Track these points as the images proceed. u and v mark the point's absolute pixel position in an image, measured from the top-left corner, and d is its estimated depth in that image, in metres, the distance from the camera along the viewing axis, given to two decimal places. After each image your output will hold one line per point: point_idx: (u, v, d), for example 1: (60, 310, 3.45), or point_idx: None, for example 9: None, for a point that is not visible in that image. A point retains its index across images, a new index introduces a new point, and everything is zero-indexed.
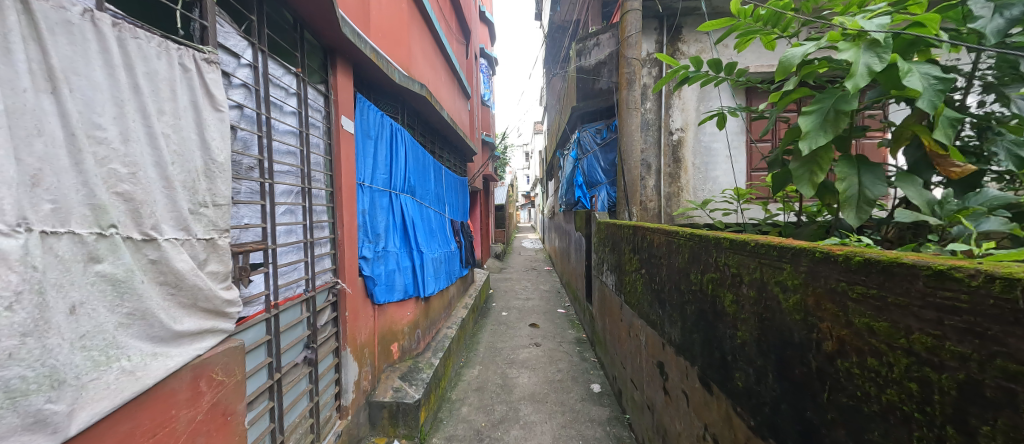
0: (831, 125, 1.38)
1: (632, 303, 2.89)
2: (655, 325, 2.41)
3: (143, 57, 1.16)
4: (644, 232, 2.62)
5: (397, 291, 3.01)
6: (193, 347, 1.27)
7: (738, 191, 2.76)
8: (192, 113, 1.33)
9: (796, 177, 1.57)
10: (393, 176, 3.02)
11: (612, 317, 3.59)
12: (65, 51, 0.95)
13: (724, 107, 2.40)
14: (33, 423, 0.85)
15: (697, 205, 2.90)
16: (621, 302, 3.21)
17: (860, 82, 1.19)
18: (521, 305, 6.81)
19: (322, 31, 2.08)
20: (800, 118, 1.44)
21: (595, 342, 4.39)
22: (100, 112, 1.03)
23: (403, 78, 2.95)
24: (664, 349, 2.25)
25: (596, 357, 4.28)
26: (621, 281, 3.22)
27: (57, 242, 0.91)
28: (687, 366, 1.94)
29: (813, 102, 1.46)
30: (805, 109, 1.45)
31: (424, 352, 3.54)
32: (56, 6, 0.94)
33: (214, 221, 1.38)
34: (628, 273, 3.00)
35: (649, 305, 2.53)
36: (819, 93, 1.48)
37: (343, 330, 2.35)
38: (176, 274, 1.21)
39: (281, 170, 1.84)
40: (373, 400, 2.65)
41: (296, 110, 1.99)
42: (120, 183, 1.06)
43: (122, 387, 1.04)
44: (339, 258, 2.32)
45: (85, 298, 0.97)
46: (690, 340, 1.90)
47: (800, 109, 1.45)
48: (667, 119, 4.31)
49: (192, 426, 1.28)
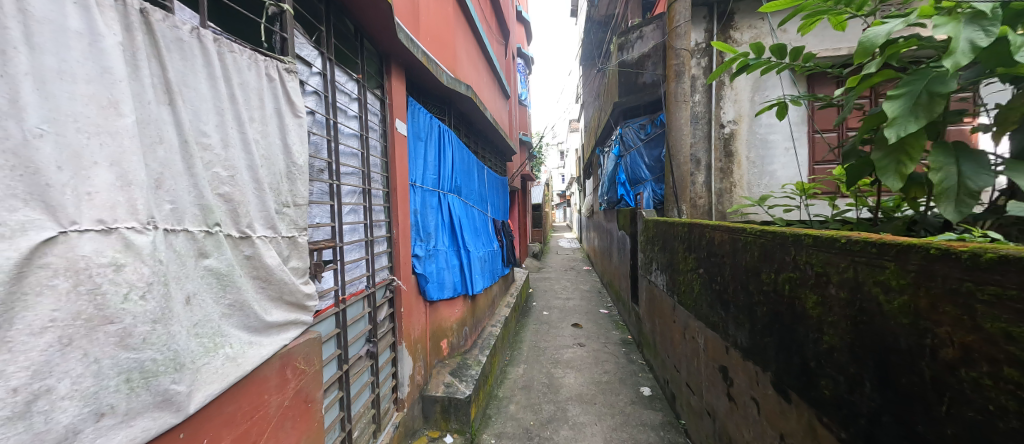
0: (923, 110, 1.21)
1: (688, 305, 2.77)
2: (715, 328, 2.31)
3: (237, 69, 1.26)
4: (702, 230, 2.51)
5: (448, 289, 3.09)
6: (281, 337, 1.37)
7: (800, 185, 2.56)
8: (276, 120, 1.42)
9: (879, 168, 1.42)
10: (442, 177, 3.09)
11: (662, 318, 3.48)
12: (178, 66, 1.06)
13: (785, 96, 2.24)
14: (162, 402, 0.94)
15: (753, 201, 2.72)
16: (674, 303, 3.09)
17: (961, 60, 1.05)
18: (561, 304, 6.77)
19: (380, 38, 2.17)
20: (884, 104, 1.30)
21: (642, 343, 4.26)
22: (205, 121, 1.13)
23: (450, 79, 3.02)
24: (728, 353, 2.14)
25: (644, 359, 4.15)
26: (673, 281, 3.12)
27: (176, 239, 1.01)
28: (756, 372, 1.83)
29: (899, 85, 1.30)
30: (890, 94, 1.30)
31: (471, 349, 3.61)
32: (171, 26, 1.04)
33: (295, 220, 1.48)
34: (682, 273, 2.90)
35: (708, 306, 2.42)
36: (906, 75, 1.32)
37: (399, 325, 2.43)
38: (266, 270, 1.31)
39: (346, 171, 1.95)
40: (426, 395, 2.73)
41: (357, 115, 2.08)
42: (221, 185, 1.17)
43: (226, 372, 1.13)
44: (395, 256, 2.40)
45: (197, 289, 1.07)
46: (761, 343, 1.80)
47: (884, 93, 1.30)
48: (718, 111, 4.11)
49: (281, 411, 1.38)
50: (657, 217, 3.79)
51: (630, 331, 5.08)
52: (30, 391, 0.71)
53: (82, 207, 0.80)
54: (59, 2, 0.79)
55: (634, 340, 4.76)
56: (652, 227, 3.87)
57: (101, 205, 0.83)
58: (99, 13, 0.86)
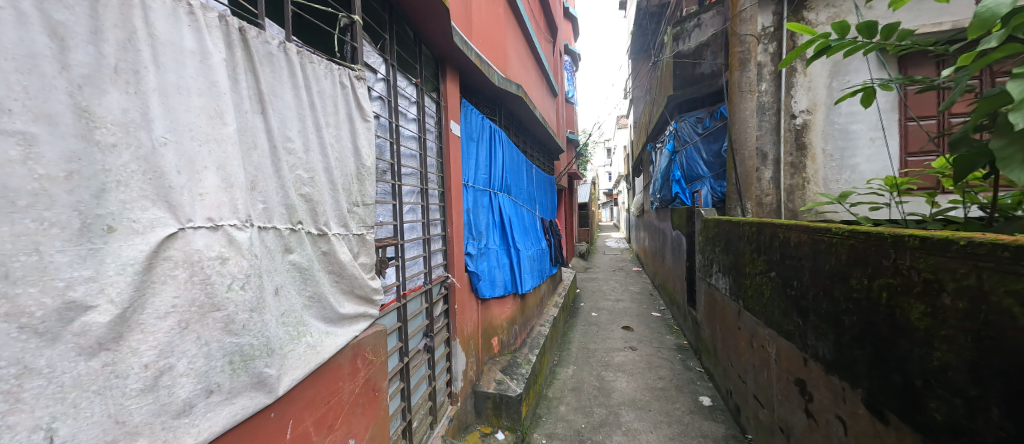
0: None
1: (756, 311, 2.54)
2: (790, 337, 2.09)
3: (316, 78, 1.36)
4: (773, 230, 2.29)
5: (499, 287, 3.12)
6: (352, 329, 1.46)
7: (890, 180, 2.17)
8: (348, 125, 1.51)
9: (1002, 160, 0.98)
10: (492, 176, 3.13)
11: (724, 324, 3.23)
12: (269, 78, 1.17)
13: (871, 80, 1.68)
14: (257, 383, 1.04)
15: (830, 198, 2.21)
16: (739, 309, 2.86)
17: None
18: (610, 306, 6.58)
19: (437, 43, 2.24)
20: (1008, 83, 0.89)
21: (700, 350, 4.00)
22: (290, 127, 1.23)
23: (501, 80, 3.04)
24: (806, 366, 1.93)
25: (702, 367, 3.89)
26: (737, 285, 2.89)
27: (267, 235, 1.11)
28: (843, 389, 1.64)
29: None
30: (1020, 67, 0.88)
31: (521, 347, 3.62)
32: (263, 42, 1.14)
33: (364, 219, 1.57)
34: (748, 276, 2.67)
35: (780, 313, 2.20)
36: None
37: (453, 322, 2.50)
38: (340, 265, 1.40)
39: (406, 172, 2.03)
40: (478, 390, 2.79)
41: (416, 117, 2.16)
42: (303, 186, 1.27)
43: (308, 359, 1.22)
44: (449, 254, 2.46)
45: (284, 281, 1.17)
46: (849, 357, 1.59)
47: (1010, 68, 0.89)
48: (788, 100, 3.73)
49: (353, 398, 1.47)
50: (718, 216, 3.53)
51: (686, 336, 4.79)
52: (157, 367, 0.81)
53: (195, 207, 0.90)
54: (178, 25, 0.90)
55: (690, 346, 4.48)
56: (712, 226, 3.62)
57: (210, 204, 0.93)
58: (208, 34, 0.97)
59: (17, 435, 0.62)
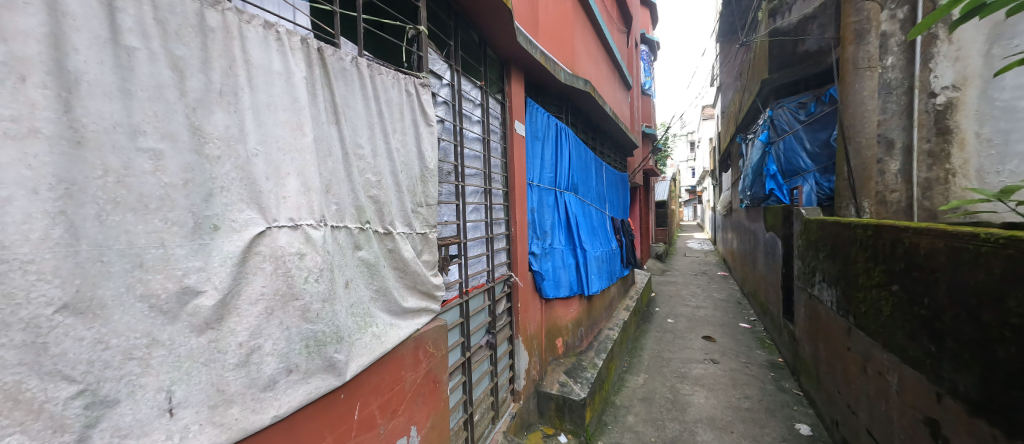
0: None
1: (872, 332, 2.06)
2: (919, 366, 1.68)
3: (385, 88, 1.45)
4: (894, 234, 1.84)
5: (564, 288, 3.04)
6: (415, 322, 1.54)
7: None
8: (413, 130, 1.60)
9: None
10: (558, 175, 3.05)
11: (828, 343, 2.70)
12: (343, 91, 1.28)
13: None
14: (327, 367, 1.15)
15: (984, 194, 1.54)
16: (848, 326, 2.35)
17: None
18: (690, 313, 5.98)
19: (500, 44, 2.24)
20: None
21: (798, 370, 3.39)
22: (360, 135, 1.34)
23: (567, 76, 2.93)
24: (941, 404, 1.55)
25: (800, 389, 3.30)
26: (845, 298, 2.38)
27: (340, 234, 1.22)
28: (995, 438, 1.31)
29: None
30: None
31: (587, 350, 3.48)
32: (338, 59, 1.26)
33: (427, 218, 1.65)
34: (860, 289, 2.19)
35: (906, 335, 1.77)
36: None
37: (517, 320, 2.50)
38: (404, 261, 1.49)
39: (470, 173, 2.08)
40: (541, 390, 2.76)
41: (480, 119, 2.20)
42: (372, 189, 1.37)
43: (373, 347, 1.32)
44: (513, 253, 2.46)
45: (353, 276, 1.28)
46: (1007, 399, 1.28)
47: None
48: (922, 75, 2.61)
49: (415, 387, 1.56)
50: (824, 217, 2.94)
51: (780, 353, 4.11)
52: (249, 346, 0.95)
53: (280, 209, 1.03)
54: (268, 52, 1.04)
55: (786, 365, 3.83)
56: (814, 229, 3.04)
57: (292, 206, 1.06)
58: (291, 56, 1.10)
59: (147, 394, 0.77)
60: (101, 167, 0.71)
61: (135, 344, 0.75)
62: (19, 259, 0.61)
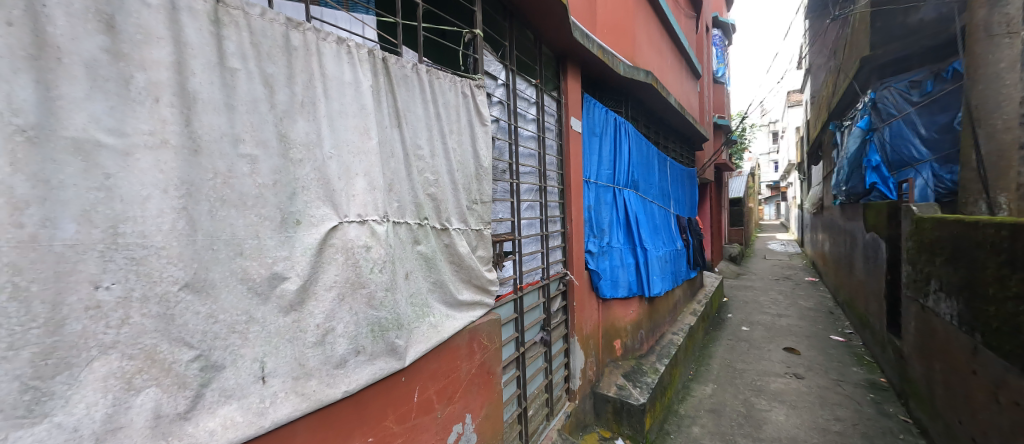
0: None
1: (1018, 356, 1.65)
2: None
3: (442, 92, 1.52)
4: None
5: (622, 288, 2.91)
6: (469, 315, 1.60)
7: None
8: (469, 130, 1.65)
9: None
10: (617, 171, 2.92)
11: (948, 364, 2.22)
12: (405, 97, 1.37)
13: None
14: (390, 351, 1.25)
15: None
16: (978, 345, 1.92)
17: None
18: (770, 322, 5.32)
19: (556, 41, 2.21)
20: None
21: (907, 393, 2.85)
22: (420, 136, 1.42)
23: (627, 69, 2.78)
24: None
25: (908, 416, 2.77)
26: (974, 311, 1.94)
27: (401, 229, 1.31)
28: None
29: None
30: None
31: (649, 355, 3.29)
32: (401, 67, 1.35)
33: (482, 215, 1.69)
34: (997, 302, 1.76)
35: None
36: None
37: (572, 319, 2.45)
38: (460, 256, 1.55)
39: (524, 171, 2.09)
40: (597, 392, 2.68)
41: (535, 118, 2.19)
42: (430, 187, 1.45)
43: (430, 336, 1.40)
44: (569, 252, 2.41)
45: (412, 269, 1.36)
46: None
47: None
48: None
49: (470, 376, 1.62)
50: (938, 215, 2.42)
51: (883, 372, 3.49)
52: (324, 327, 1.08)
53: (350, 206, 1.15)
54: (340, 66, 1.16)
55: (890, 385, 3.24)
56: (925, 227, 2.53)
57: (359, 203, 1.18)
58: (359, 66, 1.22)
59: (245, 362, 0.92)
60: (211, 171, 0.88)
61: (236, 319, 0.91)
62: (155, 246, 0.78)
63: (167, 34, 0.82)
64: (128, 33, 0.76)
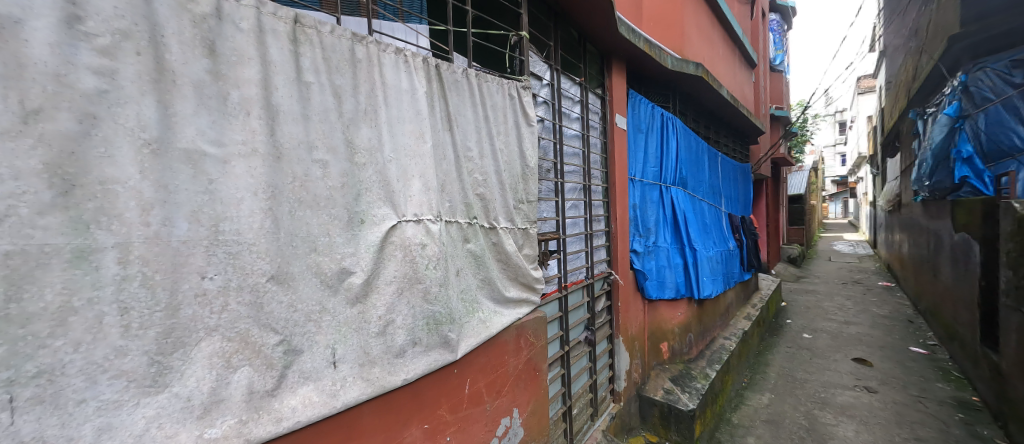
0: None
1: None
2: None
3: (490, 94, 1.57)
4: None
5: (669, 289, 2.80)
6: (516, 311, 1.63)
7: None
8: (515, 131, 1.67)
9: None
10: (664, 169, 2.82)
11: None
12: (455, 101, 1.43)
13: None
14: (444, 343, 1.31)
15: None
16: None
17: None
18: (835, 329, 4.86)
19: (601, 37, 2.18)
20: None
21: (1007, 415, 2.49)
22: (469, 138, 1.48)
23: (675, 62, 2.66)
24: None
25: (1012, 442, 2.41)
26: None
27: (452, 228, 1.37)
28: None
29: None
30: None
31: (698, 359, 3.14)
32: (452, 72, 1.41)
33: (529, 214, 1.71)
34: None
35: None
36: None
37: (617, 319, 2.40)
38: (507, 254, 1.58)
39: (569, 169, 2.09)
40: (643, 395, 2.61)
41: (579, 116, 2.17)
42: (480, 187, 1.50)
43: (479, 331, 1.44)
44: (613, 251, 2.37)
45: (463, 266, 1.41)
46: None
47: None
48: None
49: (517, 372, 1.65)
50: None
51: (976, 390, 3.07)
52: (385, 319, 1.15)
53: (408, 206, 1.23)
54: (398, 75, 1.24)
55: (984, 406, 2.85)
56: None
57: (416, 203, 1.25)
58: (414, 73, 1.29)
59: (320, 348, 1.02)
60: (291, 175, 0.98)
61: (312, 309, 1.01)
62: (247, 242, 0.89)
63: (255, 54, 0.93)
64: (225, 55, 0.87)
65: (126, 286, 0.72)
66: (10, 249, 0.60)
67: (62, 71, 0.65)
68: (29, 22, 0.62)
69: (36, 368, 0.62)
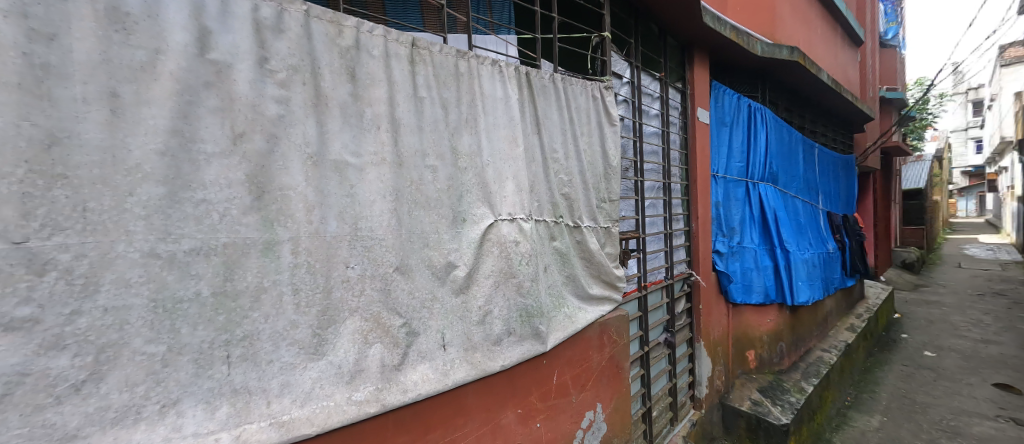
0: None
1: None
2: None
3: (574, 97, 1.61)
4: None
5: (756, 293, 2.61)
6: (599, 309, 1.66)
7: None
8: (598, 131, 1.70)
9: None
10: (751, 164, 2.62)
11: None
12: (544, 105, 1.50)
13: None
14: (535, 335, 1.39)
15: None
16: None
17: None
18: (968, 349, 4.08)
19: (683, 29, 2.10)
20: None
21: None
22: (555, 140, 1.54)
23: (766, 48, 2.45)
24: None
25: None
26: None
27: (541, 226, 1.45)
28: None
29: None
30: None
31: (789, 371, 2.88)
32: (541, 78, 1.49)
33: (610, 214, 1.74)
34: None
35: None
36: None
37: (698, 322, 2.31)
38: (590, 252, 1.62)
39: (648, 168, 2.05)
40: (726, 404, 2.47)
41: (659, 112, 2.12)
42: (565, 187, 1.55)
43: (566, 325, 1.51)
44: (694, 251, 2.28)
45: (550, 262, 1.48)
46: None
47: None
48: None
49: (600, 368, 1.68)
50: None
51: None
52: (485, 309, 1.27)
53: (503, 206, 1.33)
54: (495, 85, 1.35)
55: None
56: None
57: (510, 203, 1.35)
58: (507, 82, 1.38)
59: (432, 332, 1.15)
60: (410, 180, 1.13)
61: (426, 297, 1.15)
62: (378, 238, 1.05)
63: (383, 77, 1.08)
64: (362, 79, 1.03)
65: (297, 272, 0.90)
66: (228, 241, 0.79)
67: (257, 102, 0.83)
68: (237, 66, 0.80)
69: (243, 333, 0.81)
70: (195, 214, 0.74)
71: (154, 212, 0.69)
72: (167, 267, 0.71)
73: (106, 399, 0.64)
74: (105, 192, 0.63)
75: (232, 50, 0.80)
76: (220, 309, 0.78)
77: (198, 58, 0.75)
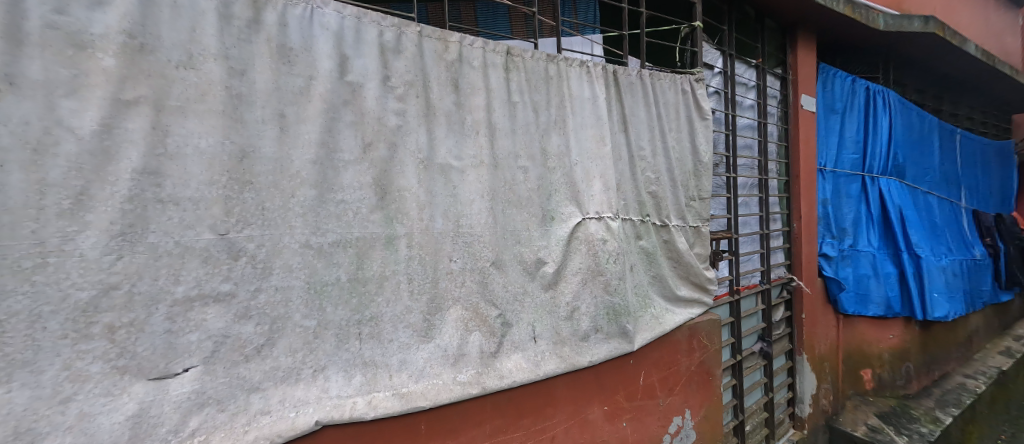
0: None
1: None
2: None
3: (662, 92, 1.56)
4: None
5: (874, 304, 2.27)
6: (688, 312, 1.59)
7: None
8: (687, 126, 1.63)
9: None
10: (869, 155, 2.28)
11: None
12: (631, 103, 1.49)
13: None
14: (622, 334, 1.39)
15: None
16: None
17: None
18: None
19: (785, 10, 1.91)
20: None
21: None
22: (642, 138, 1.51)
23: (891, 20, 2.11)
24: None
25: None
26: None
27: (628, 225, 1.44)
28: None
29: None
30: None
31: (918, 397, 2.45)
32: (628, 76, 1.47)
33: (700, 212, 1.65)
34: None
35: None
36: None
37: (799, 333, 2.09)
38: (679, 252, 1.56)
39: (742, 163, 1.91)
40: (833, 427, 2.19)
41: (754, 102, 1.96)
42: (652, 185, 1.52)
43: (653, 326, 1.47)
44: (796, 254, 2.06)
45: (636, 262, 1.47)
46: None
47: None
48: None
49: (688, 373, 1.61)
50: None
51: None
52: (572, 305, 1.30)
53: (590, 205, 1.35)
54: (583, 86, 1.37)
55: None
56: None
57: (598, 202, 1.36)
58: (595, 82, 1.40)
59: (523, 325, 1.22)
60: (504, 180, 1.20)
61: (519, 291, 1.21)
62: (477, 234, 1.14)
63: (482, 85, 1.17)
64: (463, 89, 1.13)
65: (411, 264, 1.02)
66: (360, 235, 0.92)
67: (381, 115, 0.96)
68: (366, 85, 0.94)
69: (371, 314, 0.94)
70: (336, 212, 0.88)
71: (309, 210, 0.84)
72: (318, 256, 0.86)
73: (277, 361, 0.80)
74: (277, 194, 0.79)
75: (363, 72, 0.93)
76: (354, 293, 0.92)
77: (339, 81, 0.89)
